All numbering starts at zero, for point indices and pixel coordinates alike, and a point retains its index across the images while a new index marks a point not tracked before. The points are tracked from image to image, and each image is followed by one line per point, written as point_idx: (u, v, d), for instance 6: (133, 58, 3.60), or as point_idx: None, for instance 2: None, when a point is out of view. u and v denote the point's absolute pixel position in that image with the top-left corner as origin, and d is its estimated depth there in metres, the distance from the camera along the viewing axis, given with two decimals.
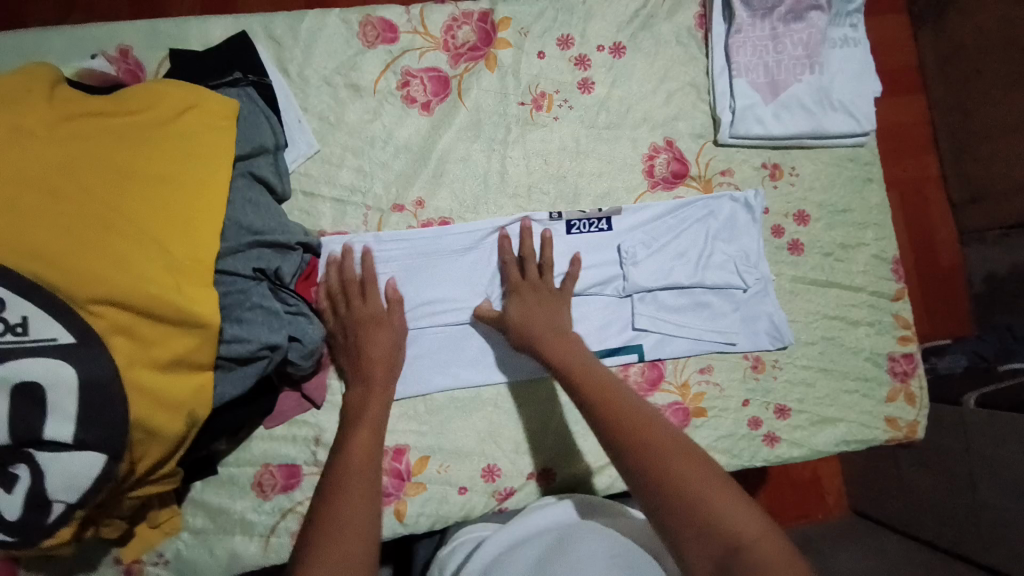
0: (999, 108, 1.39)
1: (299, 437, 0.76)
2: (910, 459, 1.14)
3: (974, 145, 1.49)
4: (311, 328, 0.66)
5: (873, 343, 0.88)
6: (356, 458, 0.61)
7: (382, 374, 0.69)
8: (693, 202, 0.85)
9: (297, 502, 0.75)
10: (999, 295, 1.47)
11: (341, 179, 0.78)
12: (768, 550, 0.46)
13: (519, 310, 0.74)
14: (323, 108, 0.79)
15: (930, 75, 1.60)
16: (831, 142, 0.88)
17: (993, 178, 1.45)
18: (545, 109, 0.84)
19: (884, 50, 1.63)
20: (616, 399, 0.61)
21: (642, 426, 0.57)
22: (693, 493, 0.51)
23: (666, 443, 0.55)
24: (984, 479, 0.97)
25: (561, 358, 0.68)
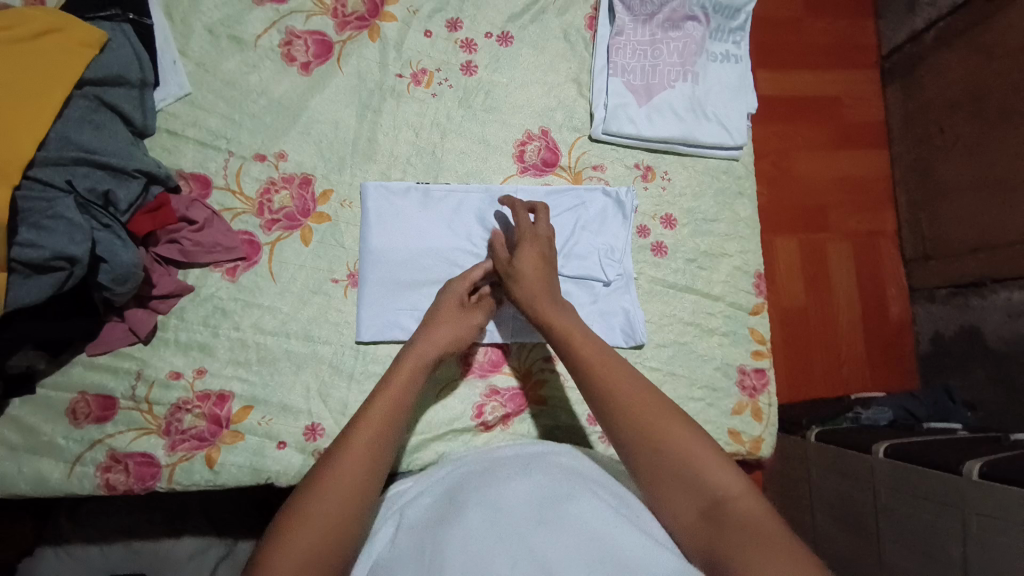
0: (955, 165, 1.43)
1: (121, 370, 0.76)
2: (825, 515, 1.25)
3: (931, 202, 1.52)
4: (122, 250, 0.68)
5: (724, 354, 0.87)
6: (363, 451, 0.60)
7: (424, 351, 0.71)
8: (565, 191, 0.86)
9: (108, 434, 0.74)
10: (946, 356, 1.51)
11: (208, 124, 0.82)
12: (743, 504, 0.56)
13: (530, 263, 0.76)
14: (200, 55, 0.83)
15: (893, 132, 1.64)
16: (704, 152, 0.89)
17: (942, 237, 1.50)
18: (423, 85, 0.87)
19: (842, 100, 1.67)
20: (617, 368, 0.66)
21: (640, 405, 0.62)
22: (684, 461, 0.59)
23: (659, 415, 0.61)
24: (889, 538, 1.07)
25: (559, 323, 0.71)
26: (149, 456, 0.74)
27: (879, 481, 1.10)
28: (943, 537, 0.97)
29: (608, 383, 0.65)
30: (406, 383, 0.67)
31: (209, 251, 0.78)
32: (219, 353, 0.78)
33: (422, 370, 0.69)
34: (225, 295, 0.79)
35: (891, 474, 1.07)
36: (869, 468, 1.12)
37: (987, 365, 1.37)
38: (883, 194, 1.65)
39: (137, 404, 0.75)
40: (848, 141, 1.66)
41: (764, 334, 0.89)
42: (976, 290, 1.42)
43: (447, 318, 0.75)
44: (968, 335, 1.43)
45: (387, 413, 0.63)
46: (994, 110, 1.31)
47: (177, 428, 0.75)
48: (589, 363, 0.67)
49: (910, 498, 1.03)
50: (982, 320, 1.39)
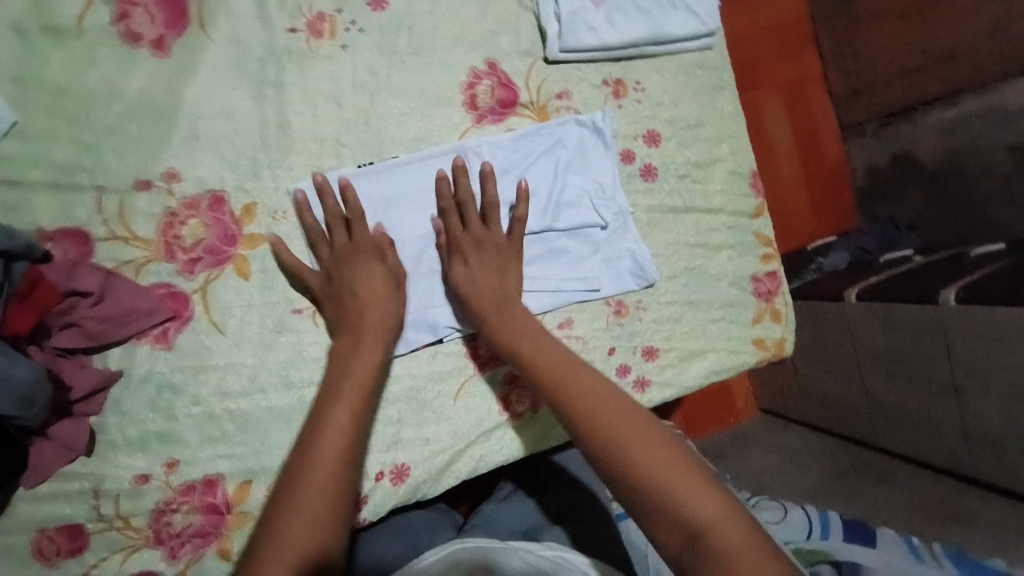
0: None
1: (72, 492, 0.61)
2: (805, 359, 1.29)
3: (852, 33, 1.48)
4: (15, 365, 0.51)
5: (736, 267, 0.83)
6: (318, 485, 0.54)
7: (376, 354, 0.62)
8: (535, 131, 0.73)
9: (91, 565, 0.61)
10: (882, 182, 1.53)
11: (54, 156, 0.60)
12: (724, 534, 0.47)
13: (483, 271, 0.67)
14: (5, 61, 0.59)
15: None
16: (676, 48, 0.77)
17: (867, 70, 1.47)
18: (326, 36, 0.67)
19: None
20: (578, 376, 0.58)
21: (601, 416, 0.55)
22: (655, 482, 0.50)
23: (629, 428, 0.53)
24: (874, 376, 1.12)
25: (508, 338, 0.64)
26: (150, 572, 0.62)
27: (857, 323, 1.13)
28: (924, 360, 1.02)
29: (572, 393, 0.57)
30: (342, 450, 0.56)
31: (125, 322, 0.61)
32: (188, 437, 0.64)
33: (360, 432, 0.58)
34: (168, 368, 0.63)
35: (869, 315, 1.10)
36: (845, 313, 1.15)
37: (926, 186, 1.39)
38: (801, 35, 1.58)
39: (110, 523, 0.61)
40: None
41: (769, 235, 0.85)
42: (905, 118, 1.41)
43: (364, 354, 0.62)
44: (901, 162, 1.45)
45: (325, 487, 0.54)
46: None
47: (169, 533, 0.62)
48: (545, 370, 0.60)
49: (889, 330, 1.06)
50: (914, 143, 1.38)
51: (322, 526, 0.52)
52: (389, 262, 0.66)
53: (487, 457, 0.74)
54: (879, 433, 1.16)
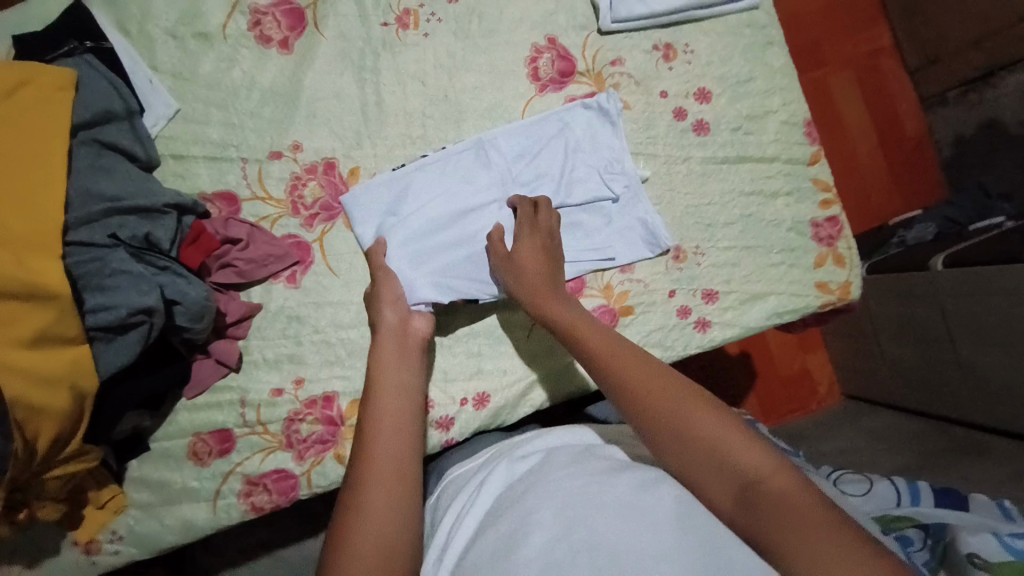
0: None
1: (224, 402, 0.75)
2: (890, 338, 1.28)
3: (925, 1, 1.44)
4: (191, 287, 0.66)
5: (794, 213, 0.86)
6: (389, 411, 0.64)
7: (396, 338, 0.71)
8: (546, 117, 0.80)
9: (237, 463, 0.75)
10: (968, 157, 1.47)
11: (210, 136, 0.76)
12: (777, 482, 0.47)
13: (523, 255, 0.73)
14: (173, 65, 0.77)
15: None
16: (721, 10, 0.84)
17: (944, 35, 1.42)
18: (412, 27, 0.80)
19: None
20: (622, 353, 0.61)
21: (643, 382, 0.57)
22: (708, 440, 0.51)
23: (675, 389, 0.55)
24: (964, 342, 1.09)
25: (558, 314, 0.67)
26: (284, 470, 0.75)
27: (945, 292, 1.10)
28: (1009, 326, 0.99)
29: (614, 365, 0.60)
30: (398, 425, 0.63)
31: (264, 265, 0.75)
32: (310, 360, 0.77)
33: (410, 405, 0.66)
34: (295, 303, 0.77)
35: (952, 281, 1.07)
36: (932, 281, 1.12)
37: (1013, 154, 1.33)
38: (872, 10, 1.55)
39: (252, 428, 0.75)
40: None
41: (828, 181, 0.87)
42: (985, 82, 1.38)
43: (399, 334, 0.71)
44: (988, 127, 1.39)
45: (394, 410, 0.64)
46: None
47: (298, 438, 0.76)
48: (591, 346, 0.63)
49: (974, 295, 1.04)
50: (1001, 108, 1.35)
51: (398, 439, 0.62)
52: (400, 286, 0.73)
53: (557, 388, 0.81)
54: (981, 403, 1.10)
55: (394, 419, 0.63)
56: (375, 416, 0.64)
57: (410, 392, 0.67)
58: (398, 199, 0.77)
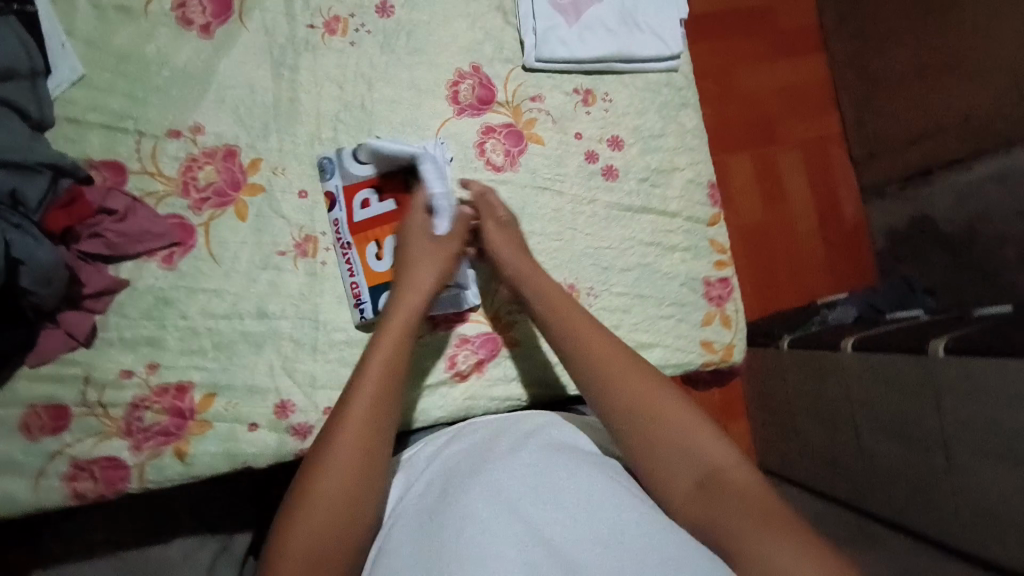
0: (903, 52, 1.42)
1: (67, 377, 0.72)
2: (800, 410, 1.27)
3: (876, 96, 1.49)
4: (39, 249, 0.64)
5: (689, 269, 0.88)
6: (382, 376, 0.62)
7: (417, 306, 0.69)
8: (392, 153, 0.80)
9: (66, 444, 0.71)
10: (903, 248, 1.50)
11: (110, 106, 0.75)
12: (736, 473, 0.55)
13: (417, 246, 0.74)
14: (89, 32, 0.76)
15: (830, 33, 1.59)
16: (642, 66, 0.87)
17: (891, 131, 1.47)
18: (339, 34, 0.81)
19: (783, 9, 1.60)
20: (604, 343, 0.65)
21: (620, 374, 0.62)
22: (679, 434, 0.58)
23: (651, 384, 0.61)
24: (867, 430, 1.07)
25: (551, 303, 0.70)
26: (116, 459, 0.71)
27: (854, 376, 1.08)
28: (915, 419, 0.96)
29: (598, 356, 0.64)
30: (383, 381, 0.62)
31: (139, 241, 0.73)
32: (169, 345, 0.74)
33: (400, 360, 0.65)
34: (166, 284, 0.75)
35: (862, 366, 1.06)
36: (841, 363, 1.11)
37: (947, 251, 1.37)
38: (825, 98, 1.61)
39: (91, 409, 0.72)
40: (784, 47, 1.59)
41: (724, 243, 0.90)
42: (924, 177, 1.42)
43: (417, 287, 0.70)
44: (919, 224, 1.44)
45: (387, 378, 0.63)
46: None
47: (138, 427, 0.72)
48: (574, 334, 0.66)
49: (882, 383, 1.02)
50: (933, 206, 1.40)
51: (377, 412, 0.60)
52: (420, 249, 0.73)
53: (431, 411, 0.79)
54: (881, 492, 1.05)
55: (376, 392, 0.61)
56: (364, 380, 0.62)
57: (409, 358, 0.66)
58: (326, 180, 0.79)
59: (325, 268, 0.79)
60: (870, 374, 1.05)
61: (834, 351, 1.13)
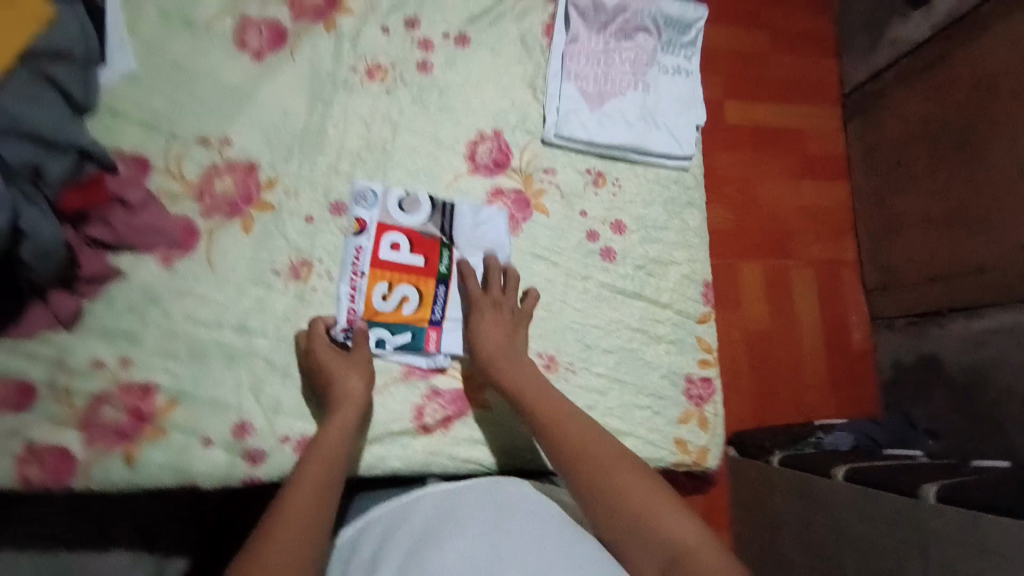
0: (914, 195, 1.42)
1: (40, 356, 0.72)
2: (787, 536, 1.17)
3: (890, 233, 1.50)
4: (45, 225, 0.67)
5: (672, 362, 0.87)
6: (321, 456, 0.67)
7: (342, 412, 0.72)
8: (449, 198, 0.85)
9: (22, 425, 0.70)
10: (907, 384, 1.46)
11: (152, 105, 0.80)
12: (699, 553, 0.56)
13: (357, 365, 0.75)
14: (150, 36, 0.82)
15: (855, 165, 1.63)
16: (656, 161, 0.91)
17: (902, 267, 1.47)
18: (377, 79, 0.87)
19: (811, 136, 1.65)
20: (567, 422, 0.70)
21: (583, 453, 0.67)
22: (638, 514, 0.61)
23: (610, 462, 0.66)
24: (850, 558, 1.00)
25: (522, 383, 0.74)
26: (66, 449, 0.71)
27: (840, 506, 1.03)
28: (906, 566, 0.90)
29: (561, 434, 0.69)
30: (314, 497, 0.63)
31: (140, 234, 0.77)
32: (147, 343, 0.76)
33: (332, 478, 0.66)
34: (157, 283, 0.77)
35: (850, 494, 1.01)
36: (829, 491, 1.05)
37: (950, 395, 1.33)
38: (843, 224, 1.63)
39: (55, 394, 0.72)
40: (811, 171, 1.64)
41: (711, 343, 0.89)
42: (935, 320, 1.39)
43: (348, 405, 0.72)
44: (925, 364, 1.41)
45: (329, 457, 0.68)
46: (950, 144, 1.32)
47: (96, 421, 0.72)
48: (542, 412, 0.72)
49: (870, 519, 0.97)
50: (941, 348, 1.36)
51: (317, 489, 0.64)
52: (348, 374, 0.74)
53: (385, 459, 0.77)
54: None
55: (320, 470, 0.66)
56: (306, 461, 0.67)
57: (347, 444, 0.70)
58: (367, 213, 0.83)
59: (314, 294, 0.80)
60: (859, 506, 1.00)
61: (826, 478, 1.06)
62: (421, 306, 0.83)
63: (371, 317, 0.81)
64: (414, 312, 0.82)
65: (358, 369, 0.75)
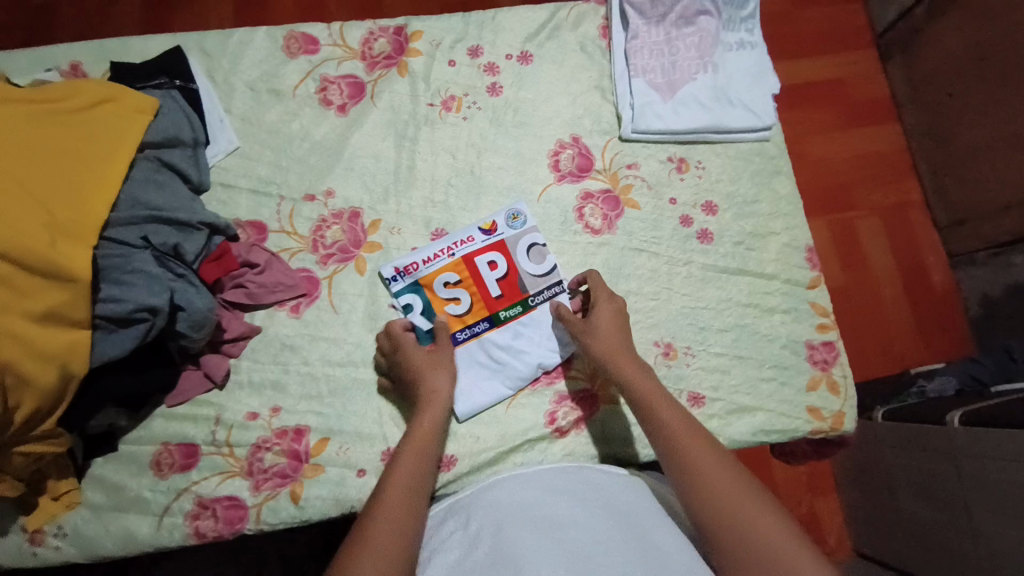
0: (976, 124, 1.34)
1: (200, 416, 0.78)
2: (905, 490, 1.13)
3: (955, 166, 1.43)
4: (198, 297, 0.71)
5: (790, 331, 0.87)
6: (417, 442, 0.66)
7: (433, 408, 0.70)
8: (548, 203, 0.88)
9: (193, 482, 0.76)
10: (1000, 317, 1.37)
11: (258, 173, 0.86)
12: None
13: (426, 355, 0.75)
14: (244, 110, 0.88)
15: (901, 104, 1.56)
16: (735, 137, 0.91)
17: (977, 199, 1.38)
18: (453, 110, 0.90)
19: (851, 82, 1.59)
20: (693, 437, 0.64)
21: (709, 474, 0.60)
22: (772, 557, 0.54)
23: (738, 491, 0.59)
24: (980, 507, 0.95)
25: (645, 388, 0.69)
26: (236, 497, 0.75)
27: (963, 454, 0.98)
28: None
29: (682, 446, 0.63)
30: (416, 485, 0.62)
31: (273, 292, 0.81)
32: (291, 390, 0.79)
33: (429, 464, 0.65)
34: (292, 332, 0.81)
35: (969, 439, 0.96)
36: (948, 439, 1.00)
37: None
38: (901, 166, 1.55)
39: (218, 448, 0.77)
40: (859, 118, 1.57)
41: (826, 306, 0.88)
42: (1018, 248, 1.31)
43: (435, 402, 0.71)
44: (1018, 293, 1.32)
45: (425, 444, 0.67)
46: (1005, 64, 1.25)
47: (259, 467, 0.76)
48: (660, 419, 0.66)
49: (1000, 463, 0.91)
50: None
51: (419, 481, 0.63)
52: (434, 365, 0.74)
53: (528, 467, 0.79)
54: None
55: (417, 456, 0.65)
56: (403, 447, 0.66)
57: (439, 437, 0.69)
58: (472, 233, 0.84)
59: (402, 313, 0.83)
60: (985, 450, 0.94)
61: (941, 426, 1.02)
62: (468, 313, 0.83)
63: (428, 304, 0.82)
64: (458, 315, 0.82)
65: (442, 364, 0.75)
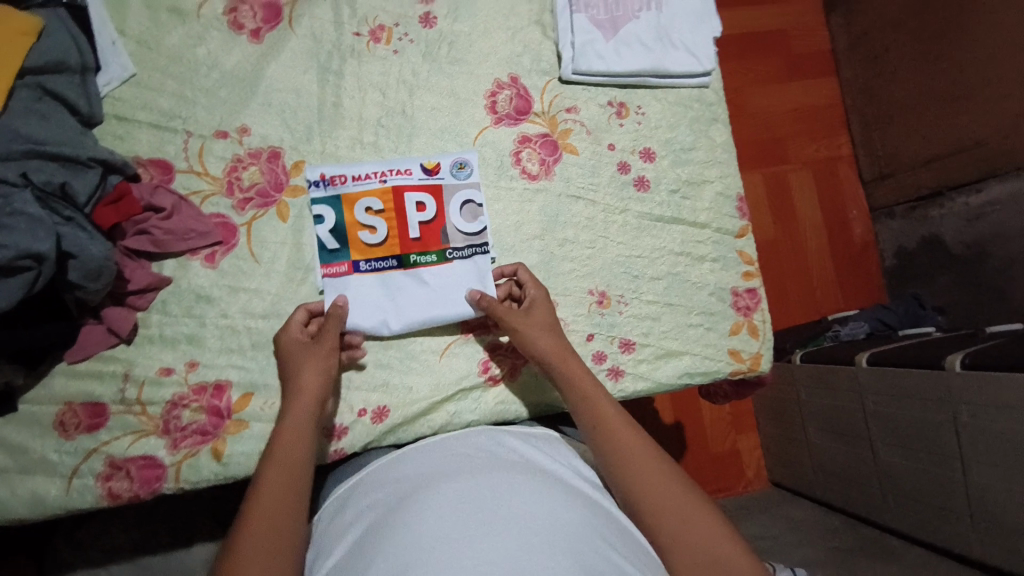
0: (909, 79, 1.38)
1: (106, 374, 0.72)
2: (816, 429, 1.22)
3: (885, 121, 1.47)
4: (91, 243, 0.65)
5: (717, 279, 0.89)
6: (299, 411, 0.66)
7: (313, 372, 0.69)
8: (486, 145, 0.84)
9: (103, 441, 0.71)
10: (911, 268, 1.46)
11: (159, 105, 0.77)
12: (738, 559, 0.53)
13: (304, 345, 0.71)
14: (140, 32, 0.78)
15: (840, 58, 1.59)
16: (675, 82, 0.90)
17: (900, 155, 1.44)
18: (382, 42, 0.83)
19: (793, 33, 1.59)
20: (608, 409, 0.66)
21: (626, 444, 0.62)
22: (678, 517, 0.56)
23: (648, 458, 0.61)
24: (880, 440, 1.05)
25: (570, 369, 0.71)
26: (152, 457, 0.71)
27: (869, 391, 1.06)
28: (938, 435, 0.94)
29: (597, 420, 0.65)
30: (296, 458, 0.62)
31: (183, 239, 0.75)
32: (209, 344, 0.75)
33: (310, 435, 0.64)
34: (208, 283, 0.76)
35: (875, 379, 1.04)
36: (856, 379, 1.08)
37: (953, 272, 1.33)
38: (835, 121, 1.59)
39: (130, 406, 0.72)
40: (798, 70, 1.58)
41: (752, 255, 0.91)
42: (937, 201, 1.37)
43: (314, 367, 0.69)
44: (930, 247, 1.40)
45: (304, 416, 0.65)
46: (942, 17, 1.28)
47: (176, 425, 0.72)
48: (580, 394, 0.68)
49: (897, 399, 1.00)
50: (941, 228, 1.36)
51: (298, 459, 0.62)
52: (315, 355, 0.70)
53: (462, 414, 0.78)
54: (897, 507, 1.04)
55: (298, 430, 0.64)
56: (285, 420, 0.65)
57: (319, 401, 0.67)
58: (404, 176, 0.80)
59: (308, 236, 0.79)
60: (882, 385, 1.03)
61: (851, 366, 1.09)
62: (381, 245, 0.79)
63: (344, 216, 0.79)
64: (371, 244, 0.79)
65: (323, 347, 0.71)
